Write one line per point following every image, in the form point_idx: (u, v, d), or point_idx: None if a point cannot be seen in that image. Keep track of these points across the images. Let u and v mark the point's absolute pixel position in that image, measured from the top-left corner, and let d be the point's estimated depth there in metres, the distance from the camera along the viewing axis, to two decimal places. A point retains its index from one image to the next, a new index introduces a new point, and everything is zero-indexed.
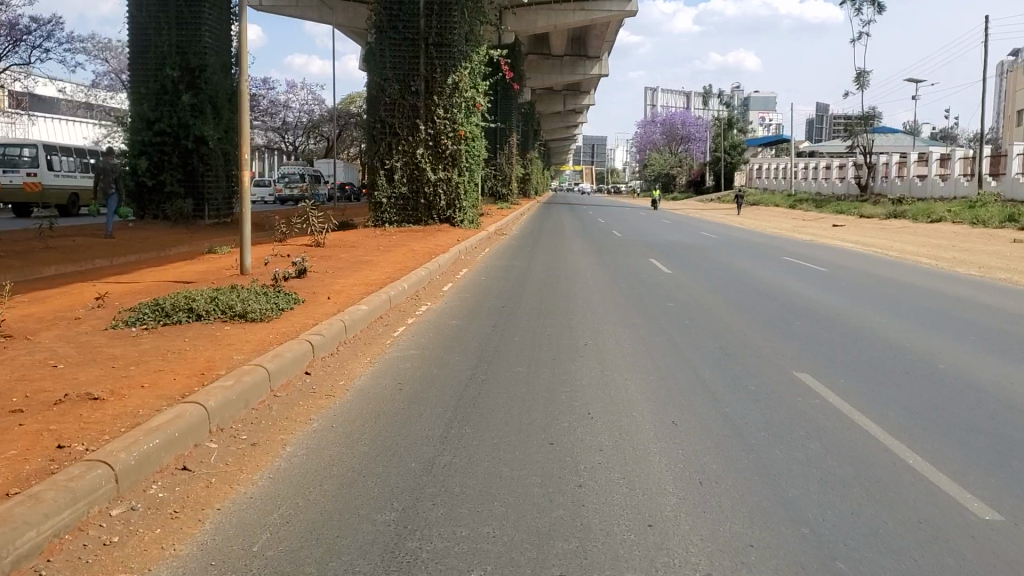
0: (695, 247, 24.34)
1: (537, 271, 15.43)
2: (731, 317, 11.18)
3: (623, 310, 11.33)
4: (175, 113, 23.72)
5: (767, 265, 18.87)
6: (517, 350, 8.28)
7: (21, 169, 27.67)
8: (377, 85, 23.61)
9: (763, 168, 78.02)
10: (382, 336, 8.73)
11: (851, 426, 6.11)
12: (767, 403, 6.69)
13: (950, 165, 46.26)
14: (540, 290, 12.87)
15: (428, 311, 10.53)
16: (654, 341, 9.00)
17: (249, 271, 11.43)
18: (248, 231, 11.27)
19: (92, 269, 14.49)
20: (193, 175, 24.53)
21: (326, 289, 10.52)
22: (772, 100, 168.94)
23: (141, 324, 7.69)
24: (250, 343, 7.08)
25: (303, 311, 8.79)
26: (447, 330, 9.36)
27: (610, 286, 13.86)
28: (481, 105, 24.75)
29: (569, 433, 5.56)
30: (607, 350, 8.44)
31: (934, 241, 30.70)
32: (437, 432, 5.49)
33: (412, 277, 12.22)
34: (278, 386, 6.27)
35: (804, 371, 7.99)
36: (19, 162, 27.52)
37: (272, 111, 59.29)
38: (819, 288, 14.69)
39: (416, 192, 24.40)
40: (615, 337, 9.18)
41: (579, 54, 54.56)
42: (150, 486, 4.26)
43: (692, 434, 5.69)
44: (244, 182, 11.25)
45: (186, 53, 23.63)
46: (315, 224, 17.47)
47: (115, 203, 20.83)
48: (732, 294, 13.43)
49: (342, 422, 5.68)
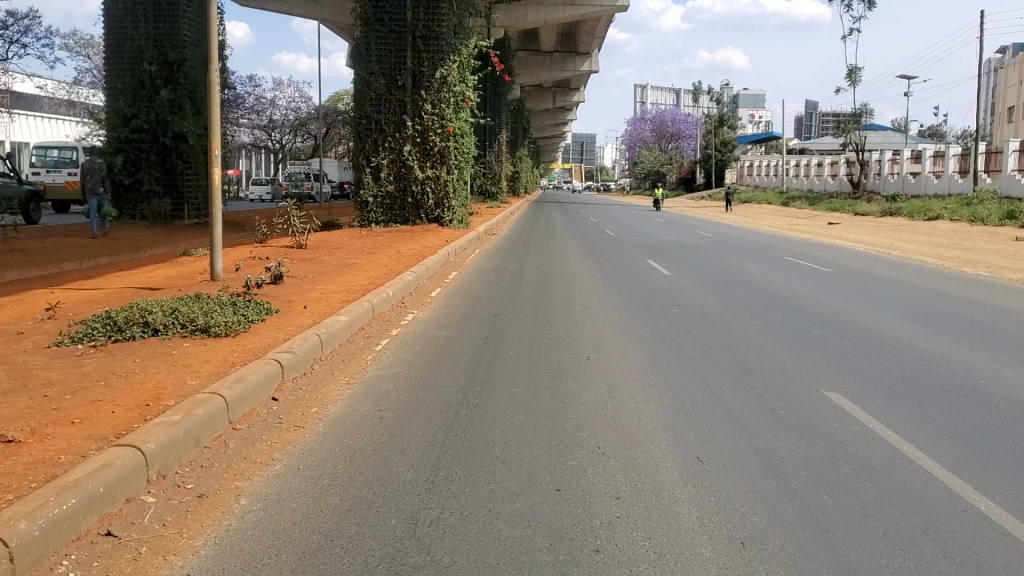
0: (692, 247, 23.56)
1: (531, 275, 14.56)
2: (743, 325, 10.36)
3: (626, 318, 10.49)
4: (152, 109, 22.74)
5: (769, 267, 18.09)
6: (513, 367, 7.42)
7: (63, 169, 28.67)
8: (362, 80, 22.69)
9: (753, 165, 77.36)
10: (362, 350, 7.85)
11: (903, 462, 5.30)
12: (800, 430, 5.87)
13: (944, 162, 45.56)
14: (535, 296, 12.04)
15: (414, 320, 9.67)
16: (664, 356, 8.16)
17: (220, 277, 10.52)
18: (220, 236, 10.39)
19: (58, 274, 13.63)
20: (172, 174, 23.59)
21: (303, 296, 9.64)
22: (760, 99, 168.59)
23: (89, 341, 6.80)
24: (208, 363, 6.19)
25: (275, 323, 7.89)
26: (436, 343, 8.49)
27: (609, 291, 13.03)
28: (470, 100, 23.94)
29: (576, 476, 4.70)
30: (613, 367, 7.60)
31: (933, 240, 29.93)
32: (421, 475, 4.63)
33: (397, 282, 11.35)
34: (237, 418, 5.38)
35: (834, 390, 7.18)
36: (61, 163, 28.58)
37: (259, 109, 58.26)
38: (828, 292, 13.89)
39: (403, 190, 23.52)
40: (621, 351, 8.35)
41: (568, 50, 53.76)
42: (60, 562, 3.41)
43: (721, 474, 4.85)
44: (216, 180, 10.34)
45: (164, 46, 22.67)
46: (297, 224, 16.63)
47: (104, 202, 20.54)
48: (738, 299, 12.63)
49: (310, 462, 4.81)
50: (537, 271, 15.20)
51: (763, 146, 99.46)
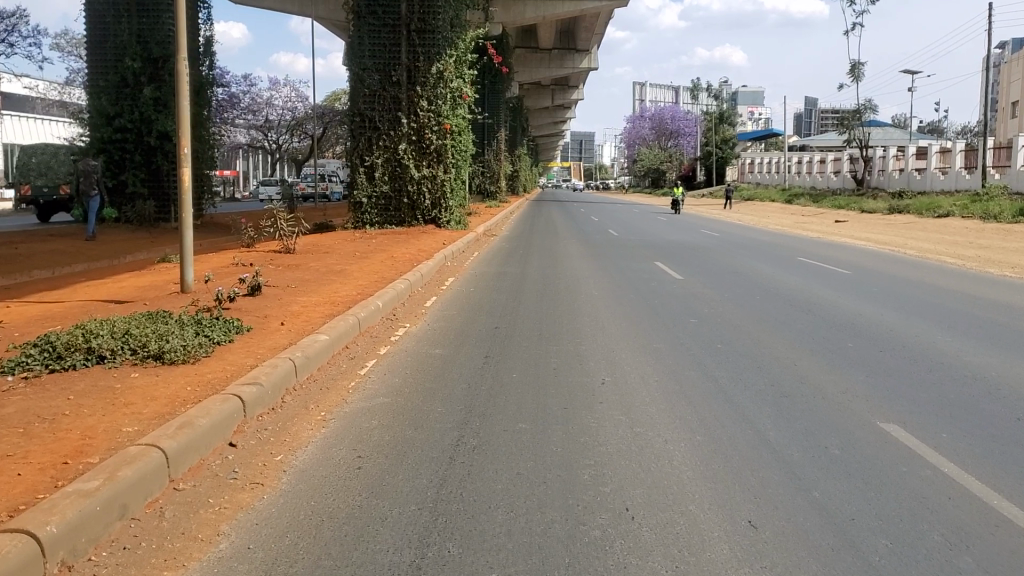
0: (700, 248, 22.59)
1: (534, 281, 13.54)
2: (768, 338, 9.38)
3: (641, 332, 9.48)
4: (136, 107, 21.75)
5: (783, 269, 17.12)
6: (518, 394, 6.43)
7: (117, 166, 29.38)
8: (356, 75, 21.75)
9: (754, 163, 76.21)
10: (344, 375, 6.83)
11: (1000, 522, 4.32)
12: (865, 480, 4.89)
13: (950, 158, 44.63)
14: (540, 304, 11.05)
15: (404, 337, 8.66)
16: (689, 379, 7.17)
17: (192, 288, 9.52)
18: (189, 244, 9.39)
19: (24, 283, 12.64)
20: (158, 175, 22.58)
21: (281, 310, 8.63)
22: (759, 96, 167.78)
23: (21, 371, 5.76)
24: (155, 402, 5.17)
25: (244, 345, 6.88)
26: (429, 364, 7.49)
27: (619, 299, 12.04)
28: (468, 96, 22.92)
29: (602, 555, 3.71)
30: (633, 395, 6.59)
31: (946, 238, 28.94)
32: (405, 558, 3.63)
33: (387, 292, 10.34)
34: (178, 477, 4.39)
35: (890, 421, 6.20)
36: None
37: (254, 109, 57.16)
38: (854, 297, 12.93)
39: (398, 191, 22.51)
40: (641, 372, 7.34)
41: (567, 47, 52.68)
42: None
43: (783, 549, 3.87)
44: (185, 180, 9.30)
45: (148, 42, 21.72)
46: (284, 227, 15.71)
47: (98, 204, 20.19)
48: (759, 307, 11.62)
49: (266, 536, 3.82)
50: (541, 276, 14.21)
51: (763, 143, 98.29)
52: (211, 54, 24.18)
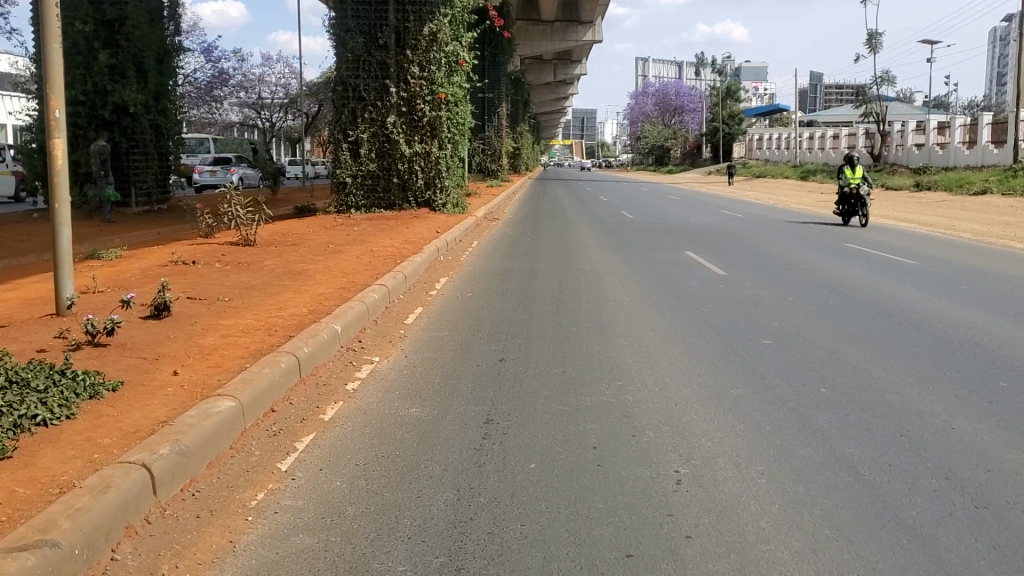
0: (728, 232, 19.79)
1: (548, 284, 10.79)
2: (885, 375, 6.65)
3: (705, 367, 6.73)
4: (89, 77, 18.66)
5: (836, 259, 14.39)
6: (547, 520, 3.72)
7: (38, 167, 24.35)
8: (338, 37, 18.96)
9: (762, 139, 72.91)
10: (255, 476, 4.10)
11: None
12: None
13: (977, 132, 41.56)
14: (557, 322, 8.28)
15: (368, 383, 5.92)
16: (811, 471, 4.45)
17: (68, 313, 6.78)
18: (67, 247, 6.69)
19: None
20: (116, 155, 19.72)
21: (183, 345, 5.91)
22: (761, 73, 164.27)
23: None
24: None
25: (79, 431, 4.13)
26: (398, 439, 4.77)
27: (659, 309, 9.31)
28: (465, 62, 20.01)
29: None
30: (737, 511, 3.90)
31: (991, 219, 26.08)
32: None
33: (355, 309, 7.59)
34: None
35: None
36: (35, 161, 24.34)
37: (247, 86, 54.05)
38: (950, 301, 10.18)
39: (387, 169, 19.70)
40: (734, 460, 4.58)
41: (570, 18, 49.48)
42: None
43: None
44: (56, 157, 6.54)
45: (101, 2, 18.62)
46: (240, 214, 12.93)
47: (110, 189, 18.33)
48: (842, 320, 8.90)
49: None
50: (555, 275, 11.52)
51: (769, 119, 94.86)
52: (177, 15, 21.50)
